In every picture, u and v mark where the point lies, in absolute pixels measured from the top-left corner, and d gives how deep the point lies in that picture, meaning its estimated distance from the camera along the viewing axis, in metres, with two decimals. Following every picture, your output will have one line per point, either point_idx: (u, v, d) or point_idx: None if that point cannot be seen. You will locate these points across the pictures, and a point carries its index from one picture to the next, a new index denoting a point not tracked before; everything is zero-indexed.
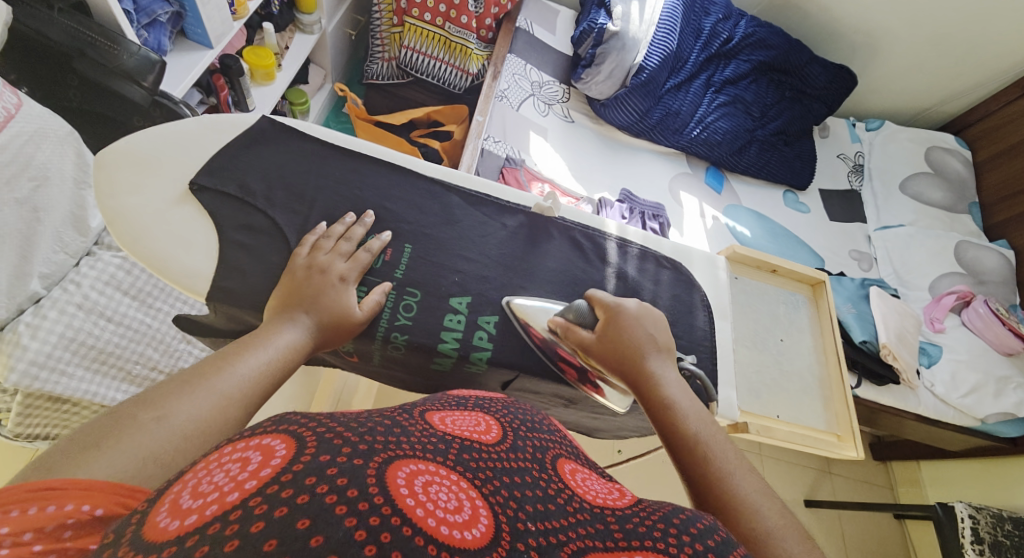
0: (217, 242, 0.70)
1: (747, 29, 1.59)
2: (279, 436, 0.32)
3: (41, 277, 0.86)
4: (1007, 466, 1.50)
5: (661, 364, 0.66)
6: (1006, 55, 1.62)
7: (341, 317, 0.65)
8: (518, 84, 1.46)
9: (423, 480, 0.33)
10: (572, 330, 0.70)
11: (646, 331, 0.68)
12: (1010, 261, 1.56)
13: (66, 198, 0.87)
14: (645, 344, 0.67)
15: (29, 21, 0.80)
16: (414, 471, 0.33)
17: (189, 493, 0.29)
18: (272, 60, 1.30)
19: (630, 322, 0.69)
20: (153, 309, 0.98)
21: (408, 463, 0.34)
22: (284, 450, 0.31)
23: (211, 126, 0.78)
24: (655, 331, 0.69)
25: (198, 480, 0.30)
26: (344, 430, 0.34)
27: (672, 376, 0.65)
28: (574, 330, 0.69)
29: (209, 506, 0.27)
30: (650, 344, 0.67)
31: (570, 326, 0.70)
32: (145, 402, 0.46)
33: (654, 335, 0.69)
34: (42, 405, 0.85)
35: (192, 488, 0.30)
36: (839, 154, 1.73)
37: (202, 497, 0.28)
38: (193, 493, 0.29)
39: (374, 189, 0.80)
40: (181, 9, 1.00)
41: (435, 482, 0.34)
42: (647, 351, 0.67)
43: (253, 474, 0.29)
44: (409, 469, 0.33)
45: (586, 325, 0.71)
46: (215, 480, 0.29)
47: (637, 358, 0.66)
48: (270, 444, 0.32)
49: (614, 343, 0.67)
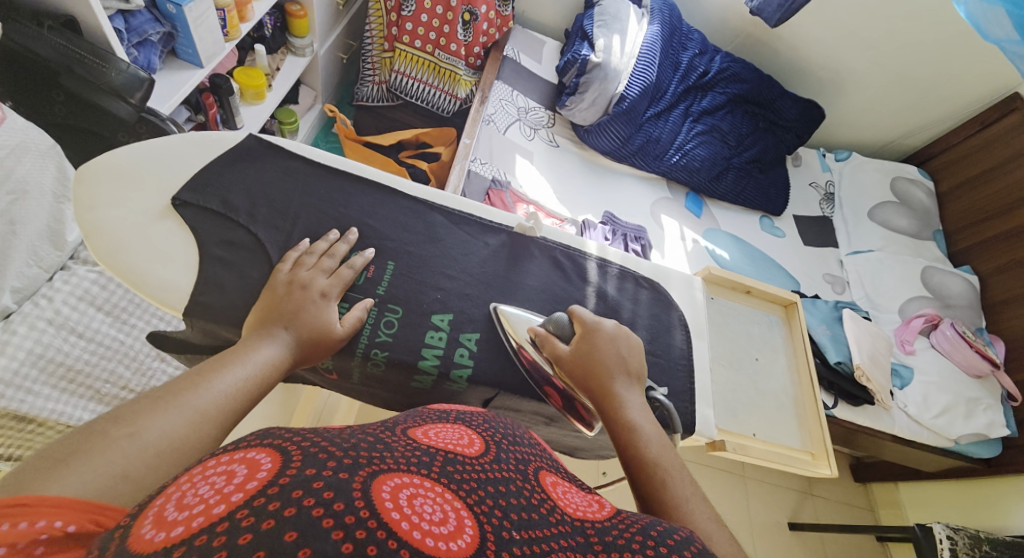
0: (197, 256, 0.71)
1: (723, 63, 1.66)
2: (264, 449, 0.33)
3: (13, 291, 0.85)
4: (982, 486, 1.53)
5: (629, 389, 0.67)
6: (964, 91, 1.71)
7: (320, 334, 0.65)
8: (504, 109, 1.50)
9: (407, 493, 0.33)
10: (549, 341, 0.71)
11: (617, 353, 0.69)
12: (975, 286, 1.62)
13: (43, 212, 0.87)
14: (616, 366, 0.68)
15: (17, 36, 0.81)
16: (399, 484, 0.34)
17: (174, 505, 0.30)
18: (263, 81, 1.31)
19: (603, 342, 0.70)
20: (127, 325, 0.96)
21: (392, 476, 0.34)
22: (269, 463, 0.31)
23: (196, 143, 0.79)
24: (626, 354, 0.70)
25: (183, 491, 0.31)
26: (329, 444, 0.34)
27: (637, 402, 0.66)
28: (551, 341, 0.71)
29: (196, 517, 0.28)
30: (619, 366, 0.68)
31: (548, 337, 0.72)
32: (117, 417, 0.46)
33: (625, 359, 0.70)
34: (5, 424, 0.81)
35: (176, 500, 0.30)
36: (811, 182, 1.80)
37: (187, 509, 0.29)
38: (178, 505, 0.29)
39: (358, 207, 0.81)
40: (172, 30, 1.02)
41: (420, 495, 0.34)
42: (617, 373, 0.68)
43: (239, 487, 0.29)
44: (393, 482, 0.33)
45: (563, 338, 0.72)
46: (200, 492, 0.30)
47: (607, 377, 0.67)
48: (256, 457, 0.32)
49: (584, 360, 0.68)
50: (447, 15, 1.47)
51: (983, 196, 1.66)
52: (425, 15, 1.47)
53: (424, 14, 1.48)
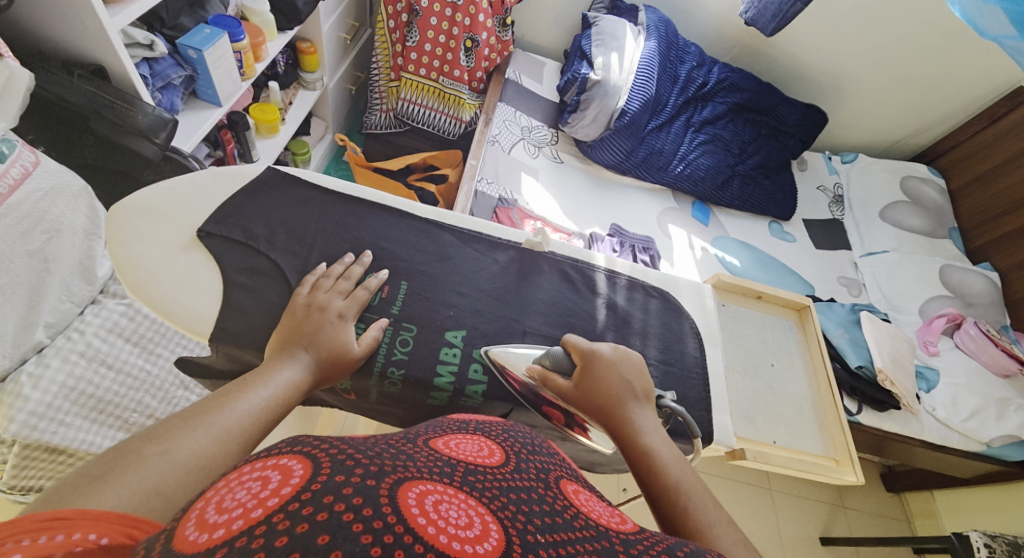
0: (221, 284, 0.74)
1: (721, 74, 1.69)
2: (294, 456, 0.34)
3: (46, 325, 0.88)
4: (1019, 491, 1.48)
5: (640, 413, 0.66)
6: (969, 89, 1.71)
7: (341, 354, 0.67)
8: (508, 129, 1.53)
9: (432, 499, 0.35)
10: (549, 378, 0.69)
11: (622, 380, 0.68)
12: (997, 283, 1.59)
13: (75, 249, 0.91)
14: (625, 392, 0.67)
15: (50, 86, 0.86)
16: (424, 491, 0.35)
17: (214, 508, 0.32)
18: (276, 115, 1.37)
19: (605, 372, 0.68)
20: (154, 354, 1.00)
21: (417, 483, 0.35)
22: (301, 469, 0.33)
23: (216, 177, 0.83)
24: (633, 378, 0.69)
25: (222, 496, 0.32)
26: (355, 451, 0.35)
27: (650, 423, 0.66)
28: (552, 378, 0.69)
29: (235, 521, 0.29)
30: (627, 392, 0.68)
31: (547, 373, 0.69)
32: (150, 436, 0.48)
33: (632, 383, 0.69)
34: (38, 456, 0.86)
35: (216, 504, 0.32)
36: (819, 186, 1.79)
37: (227, 513, 0.30)
38: (218, 508, 0.31)
39: (371, 231, 0.84)
40: (193, 73, 1.07)
41: (445, 501, 0.35)
42: (626, 400, 0.67)
43: (273, 493, 0.31)
44: (419, 489, 0.35)
45: (563, 371, 0.70)
46: (237, 497, 0.32)
47: (617, 404, 0.66)
48: (288, 463, 0.33)
49: (590, 396, 0.67)
50: (449, 42, 1.52)
51: (997, 192, 1.65)
52: (429, 44, 1.52)
53: (427, 43, 1.53)
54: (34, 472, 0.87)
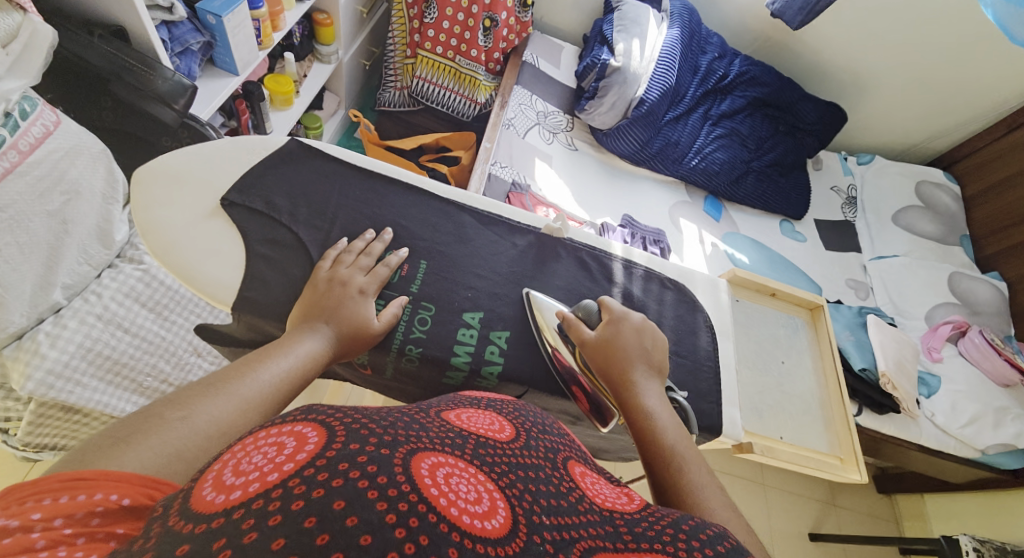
0: (244, 254, 0.73)
1: (741, 67, 1.67)
2: (309, 423, 0.35)
3: (64, 287, 0.88)
4: (1009, 499, 1.50)
5: (648, 378, 0.67)
6: (989, 95, 1.70)
7: (360, 329, 0.67)
8: (524, 113, 1.52)
9: (443, 473, 0.35)
10: (576, 326, 0.73)
11: (641, 343, 0.70)
12: (1003, 293, 1.60)
13: (94, 212, 0.90)
14: (638, 356, 0.69)
15: (71, 45, 0.85)
16: (435, 464, 0.35)
17: (231, 470, 0.32)
18: (292, 87, 1.36)
19: (628, 330, 0.71)
20: (169, 321, 1.01)
21: (429, 455, 0.35)
22: (316, 437, 0.33)
23: (240, 146, 0.82)
24: (649, 346, 0.71)
25: (237, 460, 0.33)
26: (369, 421, 0.35)
27: (655, 394, 0.65)
28: (578, 326, 0.72)
29: (252, 483, 0.30)
30: (642, 356, 0.69)
31: (576, 322, 0.73)
32: (171, 401, 0.47)
33: (649, 351, 0.70)
34: (54, 414, 0.88)
35: (232, 467, 0.32)
36: (833, 187, 1.78)
37: (243, 475, 0.31)
38: (235, 471, 0.31)
39: (392, 208, 0.83)
40: (211, 39, 1.05)
41: (455, 476, 0.35)
42: (637, 362, 0.68)
43: (289, 458, 0.31)
44: (430, 462, 0.35)
45: (590, 324, 0.74)
46: (254, 461, 0.32)
47: (627, 365, 0.67)
48: (303, 430, 0.34)
49: (609, 346, 0.69)
50: (468, 21, 1.50)
51: (1010, 202, 1.65)
52: (448, 21, 1.50)
53: (446, 21, 1.51)
54: (50, 430, 0.89)
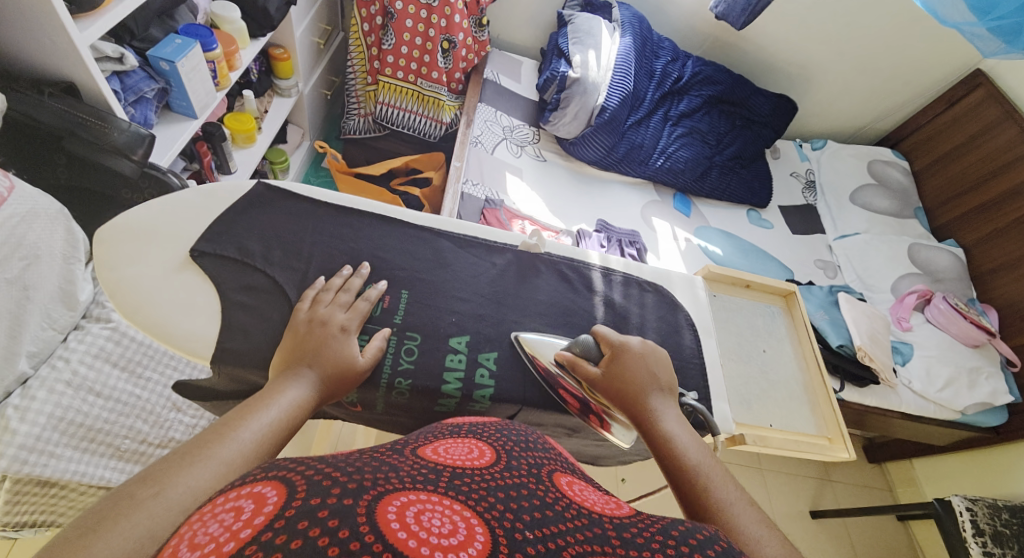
0: (219, 305, 0.72)
1: (695, 68, 1.72)
2: (269, 483, 0.34)
3: (29, 355, 0.85)
4: (995, 456, 1.56)
5: (663, 403, 0.68)
6: (928, 73, 1.78)
7: (345, 369, 0.66)
8: (490, 129, 1.53)
9: (414, 510, 0.34)
10: (578, 364, 0.73)
11: (649, 370, 0.72)
12: (961, 259, 1.66)
13: (55, 274, 0.87)
14: (649, 382, 0.70)
15: (20, 105, 0.83)
16: (405, 503, 0.35)
17: (187, 545, 0.31)
18: (253, 125, 1.34)
19: (633, 359, 0.72)
20: (143, 378, 0.99)
21: (398, 495, 0.35)
22: (275, 496, 0.32)
23: (205, 195, 0.81)
24: (658, 371, 0.72)
25: (194, 533, 0.32)
26: (333, 470, 0.35)
27: (672, 416, 0.67)
28: (581, 364, 0.73)
29: (207, 556, 0.29)
30: (652, 382, 0.71)
31: (577, 359, 0.73)
32: (144, 478, 0.46)
33: (658, 375, 0.72)
34: (31, 489, 0.85)
35: (189, 541, 0.31)
36: (792, 173, 1.85)
37: (200, 549, 0.30)
38: (191, 545, 0.31)
39: (368, 241, 0.83)
40: (166, 85, 1.04)
41: (428, 510, 0.35)
42: (650, 389, 0.70)
43: (247, 523, 0.31)
44: (399, 502, 0.34)
45: (591, 358, 0.74)
46: (210, 531, 0.31)
47: (641, 393, 0.69)
48: (262, 491, 0.33)
49: (620, 377, 0.70)
50: (426, 44, 1.50)
51: (958, 171, 1.73)
52: (405, 46, 1.50)
53: (404, 46, 1.50)
54: (27, 508, 0.87)
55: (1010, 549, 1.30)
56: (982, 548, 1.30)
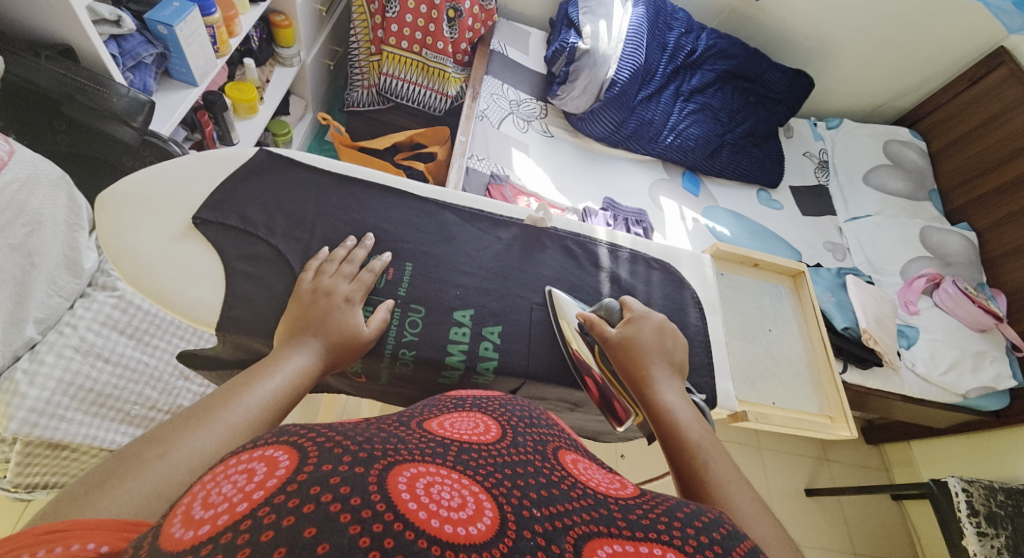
0: (222, 273, 0.72)
1: (709, 41, 1.68)
2: (280, 447, 0.34)
3: (37, 321, 0.85)
4: (994, 439, 1.56)
5: (668, 376, 0.68)
6: (949, 50, 1.74)
7: (351, 339, 0.66)
8: (496, 103, 1.50)
9: (424, 482, 0.34)
10: (597, 325, 0.73)
11: (661, 343, 0.72)
12: (974, 242, 1.63)
13: (59, 241, 0.87)
14: (658, 354, 0.70)
15: (18, 69, 0.81)
16: (415, 474, 0.34)
17: (200, 503, 0.31)
18: (254, 94, 1.32)
19: (649, 330, 0.72)
20: (150, 346, 0.99)
21: (408, 467, 0.35)
22: (287, 460, 0.32)
23: (208, 161, 0.79)
24: (670, 346, 0.72)
25: (207, 491, 0.32)
26: (343, 438, 0.35)
27: (675, 390, 0.67)
28: (599, 324, 0.73)
29: (220, 516, 0.29)
30: (661, 354, 0.70)
31: (597, 321, 0.74)
32: (150, 439, 0.45)
33: (670, 352, 0.72)
34: (41, 452, 0.87)
35: (202, 499, 0.31)
36: (805, 152, 1.82)
37: (212, 508, 0.30)
38: (204, 504, 0.31)
39: (372, 212, 0.82)
40: (165, 50, 1.02)
41: (437, 483, 0.35)
42: (657, 361, 0.69)
43: (258, 485, 0.30)
44: (409, 473, 0.34)
45: (611, 322, 0.75)
46: (223, 491, 0.31)
47: (648, 364, 0.68)
48: (273, 455, 0.33)
49: (629, 347, 0.70)
50: (432, 13, 1.47)
51: (975, 153, 1.69)
52: (411, 15, 1.47)
53: (409, 15, 1.47)
54: (39, 469, 0.87)
55: (1003, 529, 1.31)
56: (976, 528, 1.30)
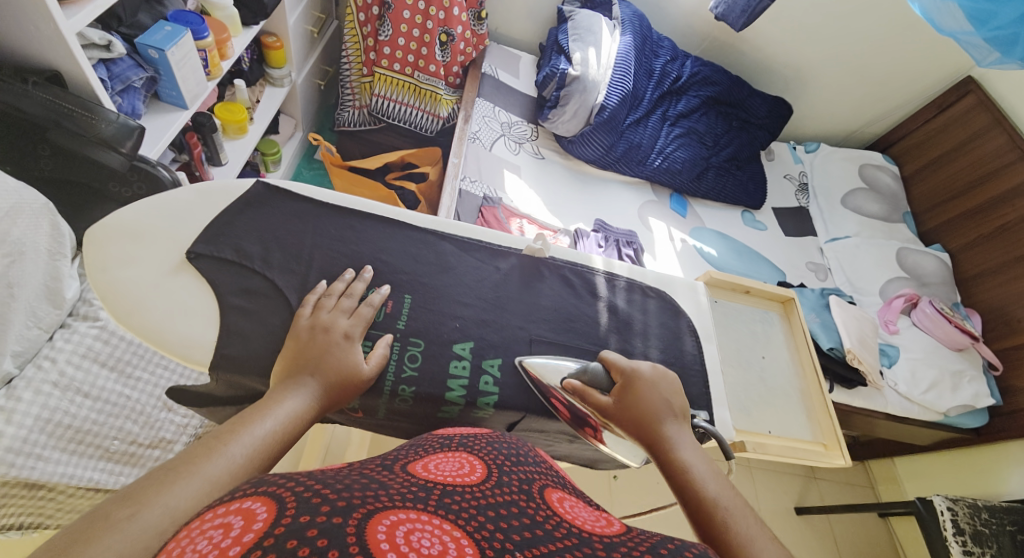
0: (216, 309, 0.70)
1: (694, 67, 1.72)
2: (258, 499, 0.33)
3: (14, 355, 0.82)
4: (974, 456, 1.60)
5: (678, 429, 0.68)
6: (921, 79, 1.81)
7: (349, 377, 0.65)
8: (488, 126, 1.51)
9: (404, 530, 0.33)
10: (589, 394, 0.71)
11: (662, 398, 0.70)
12: (947, 263, 1.69)
13: (39, 271, 0.84)
14: (662, 410, 0.69)
15: (4, 95, 0.78)
16: (395, 521, 0.34)
17: None
18: (244, 115, 1.30)
19: (646, 388, 0.71)
20: (133, 379, 0.96)
21: (388, 514, 0.34)
22: (264, 513, 0.31)
23: (202, 194, 0.78)
24: (671, 398, 0.71)
25: (181, 549, 0.31)
26: (322, 487, 0.34)
27: (687, 443, 0.66)
28: (591, 393, 0.71)
29: None
30: (667, 409, 0.70)
31: (586, 388, 0.72)
32: (121, 498, 0.42)
33: (671, 402, 0.71)
34: (18, 493, 0.82)
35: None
36: (786, 175, 1.87)
37: None
38: None
39: (369, 243, 0.81)
40: (155, 74, 0.99)
41: (418, 530, 0.34)
42: (665, 417, 0.69)
43: (236, 540, 0.30)
44: (390, 520, 0.33)
45: (601, 387, 0.73)
46: (198, 549, 0.30)
47: (655, 422, 0.68)
48: (250, 507, 0.32)
49: (632, 410, 0.69)
50: (424, 37, 1.48)
51: (947, 176, 1.75)
52: (403, 38, 1.47)
53: (401, 38, 1.48)
54: (16, 510, 0.83)
55: (988, 547, 1.33)
56: (962, 547, 1.33)
